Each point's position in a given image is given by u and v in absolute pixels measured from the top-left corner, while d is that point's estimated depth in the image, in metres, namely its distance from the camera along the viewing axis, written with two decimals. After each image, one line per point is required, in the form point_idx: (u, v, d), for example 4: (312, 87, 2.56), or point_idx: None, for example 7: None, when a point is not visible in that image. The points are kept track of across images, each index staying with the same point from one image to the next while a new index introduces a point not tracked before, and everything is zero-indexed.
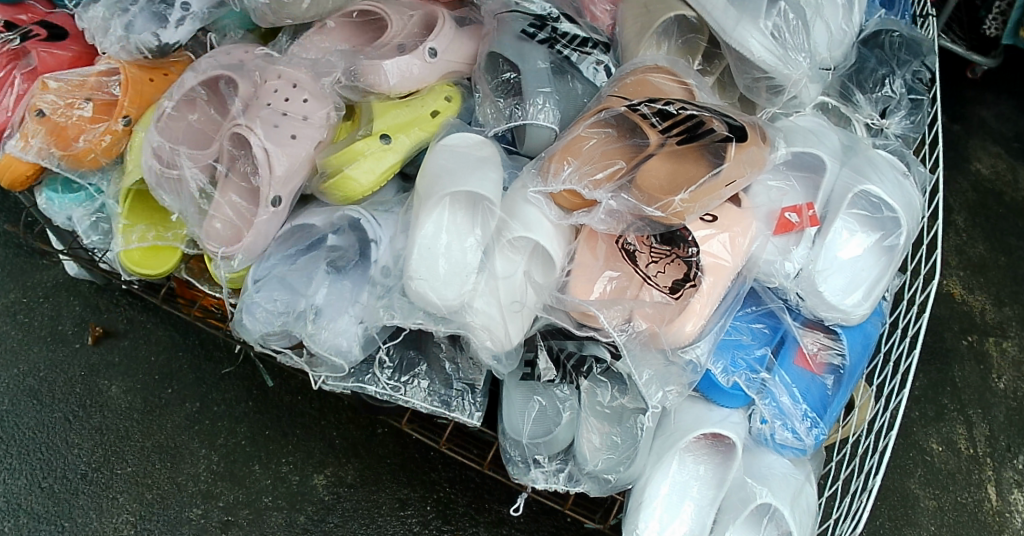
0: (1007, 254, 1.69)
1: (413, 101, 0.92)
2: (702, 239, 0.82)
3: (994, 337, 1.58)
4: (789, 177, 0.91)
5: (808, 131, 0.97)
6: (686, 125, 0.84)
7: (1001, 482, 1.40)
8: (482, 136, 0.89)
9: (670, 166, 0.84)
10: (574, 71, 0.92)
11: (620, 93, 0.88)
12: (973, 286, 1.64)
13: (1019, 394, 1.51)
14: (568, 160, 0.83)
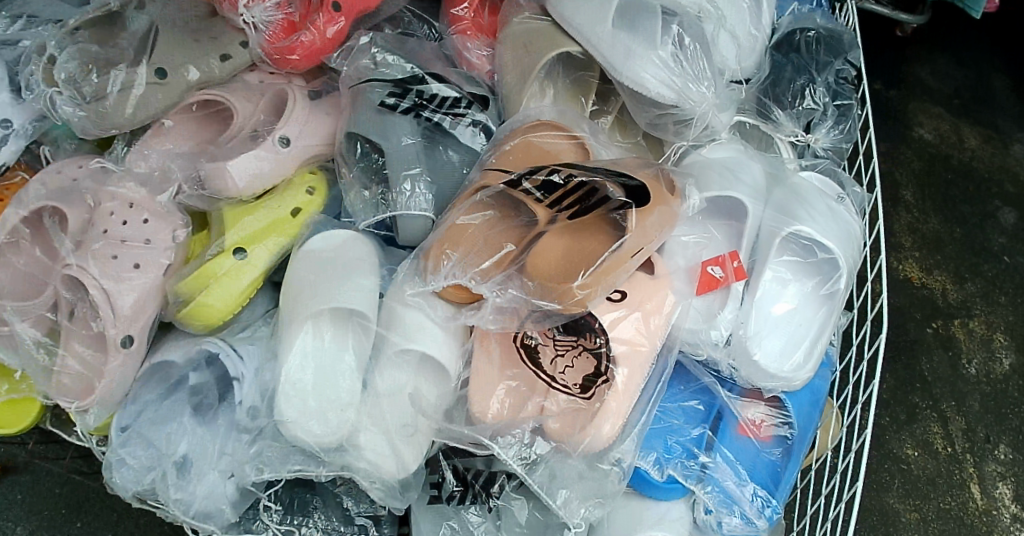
0: (961, 224, 1.61)
1: (270, 200, 0.82)
2: (611, 324, 0.71)
3: (959, 318, 1.50)
4: (708, 227, 0.81)
5: (724, 162, 0.86)
6: (575, 195, 0.72)
7: (983, 478, 1.33)
8: (351, 231, 0.80)
9: (565, 243, 0.72)
10: (447, 140, 0.80)
11: (498, 164, 0.76)
12: (931, 266, 1.55)
13: (991, 378, 1.44)
14: (447, 253, 0.72)
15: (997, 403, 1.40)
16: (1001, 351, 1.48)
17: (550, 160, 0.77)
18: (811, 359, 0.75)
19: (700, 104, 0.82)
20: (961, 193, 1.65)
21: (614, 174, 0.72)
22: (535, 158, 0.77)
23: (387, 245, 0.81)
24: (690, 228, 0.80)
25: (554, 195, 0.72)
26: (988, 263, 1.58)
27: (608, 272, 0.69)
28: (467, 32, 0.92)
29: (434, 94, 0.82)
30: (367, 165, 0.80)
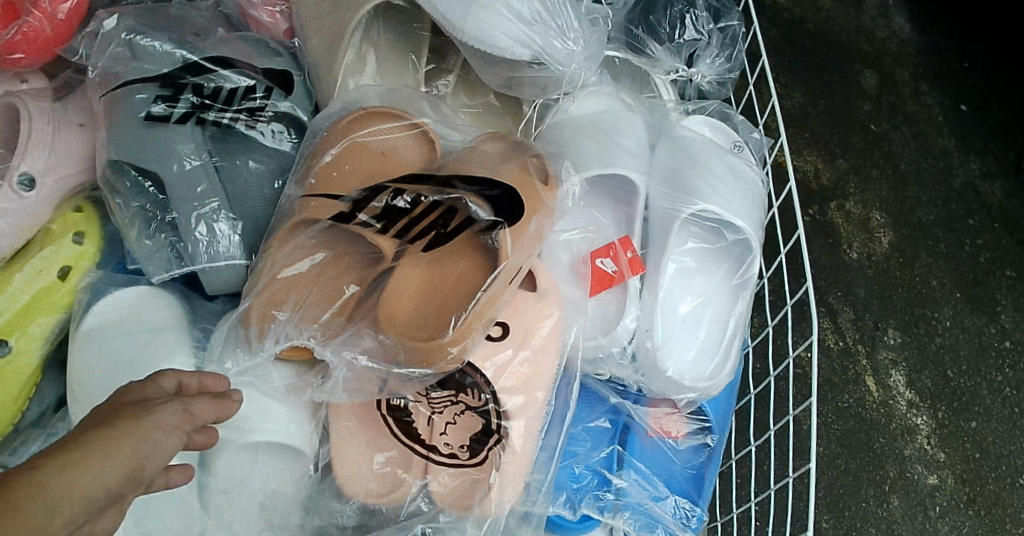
0: (829, 89, 1.44)
1: (26, 265, 0.60)
2: (496, 371, 0.58)
3: (835, 200, 1.37)
4: (594, 212, 0.68)
5: (602, 121, 0.72)
6: (428, 221, 0.56)
7: (876, 368, 1.29)
8: (140, 286, 0.61)
9: (426, 279, 0.57)
10: (247, 150, 0.61)
11: (321, 180, 0.57)
12: (802, 147, 1.37)
13: (873, 260, 1.34)
14: (275, 313, 0.55)
15: (883, 285, 1.33)
16: (879, 230, 1.36)
17: (390, 167, 0.59)
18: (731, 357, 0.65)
19: (567, 64, 0.66)
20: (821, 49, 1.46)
21: (473, 185, 0.56)
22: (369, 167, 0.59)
23: (195, 297, 0.62)
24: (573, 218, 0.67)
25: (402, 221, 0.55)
26: (857, 133, 1.42)
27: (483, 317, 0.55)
28: None
29: (214, 87, 0.61)
30: (142, 202, 0.60)
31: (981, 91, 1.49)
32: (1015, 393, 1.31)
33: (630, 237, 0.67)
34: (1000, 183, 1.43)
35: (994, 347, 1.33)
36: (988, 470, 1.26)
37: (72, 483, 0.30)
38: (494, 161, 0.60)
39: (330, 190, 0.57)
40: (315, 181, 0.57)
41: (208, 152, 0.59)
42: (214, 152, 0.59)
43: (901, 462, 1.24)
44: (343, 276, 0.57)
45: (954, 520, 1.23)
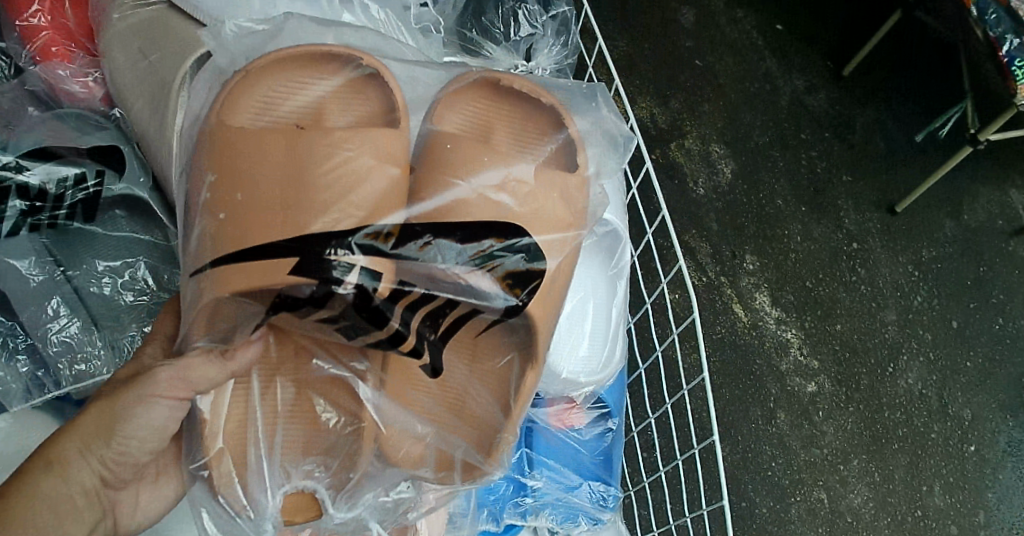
0: (649, 40, 1.67)
1: None
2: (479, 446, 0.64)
3: (675, 141, 1.58)
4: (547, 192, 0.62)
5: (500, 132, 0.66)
6: (404, 309, 0.57)
7: (740, 293, 1.44)
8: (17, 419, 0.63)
9: (412, 398, 0.64)
10: (92, 254, 0.66)
11: (252, 263, 0.54)
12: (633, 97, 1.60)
13: (719, 191, 1.55)
14: (253, 474, 0.62)
15: (732, 215, 1.53)
16: (721, 161, 1.58)
17: (307, 200, 0.57)
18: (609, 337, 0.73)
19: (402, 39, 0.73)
20: (634, 3, 1.70)
21: (481, 269, 0.58)
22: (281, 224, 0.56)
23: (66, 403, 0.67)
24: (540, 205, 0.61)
25: (369, 322, 0.57)
26: (683, 71, 1.66)
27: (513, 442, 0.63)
28: (50, 48, 0.72)
29: (40, 188, 0.64)
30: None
31: (788, 10, 1.79)
32: (869, 288, 1.51)
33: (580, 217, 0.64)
34: (825, 92, 1.72)
35: (845, 250, 1.55)
36: (859, 364, 1.41)
37: (58, 482, 0.54)
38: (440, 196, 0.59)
39: (258, 281, 0.54)
40: (244, 279, 0.54)
41: (54, 262, 0.65)
42: (61, 260, 0.65)
43: (781, 378, 1.36)
44: (355, 405, 0.64)
45: (837, 420, 1.34)
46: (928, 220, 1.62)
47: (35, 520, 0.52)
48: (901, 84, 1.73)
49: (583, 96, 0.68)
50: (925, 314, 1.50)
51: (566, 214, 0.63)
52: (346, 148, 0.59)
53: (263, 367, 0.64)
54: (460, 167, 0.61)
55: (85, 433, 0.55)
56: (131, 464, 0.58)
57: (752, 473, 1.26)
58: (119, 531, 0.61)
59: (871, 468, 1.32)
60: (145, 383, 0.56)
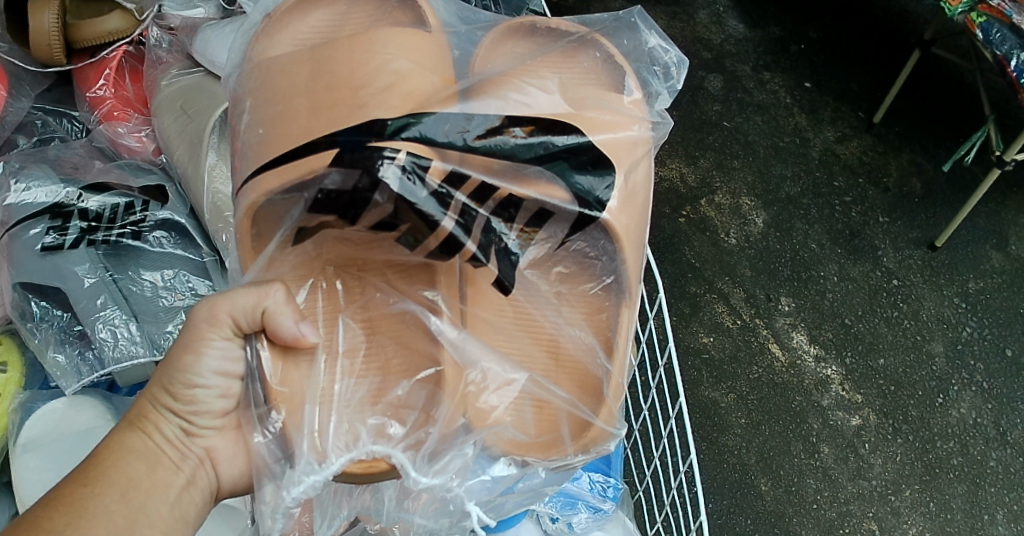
0: (675, 106, 1.72)
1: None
2: (576, 400, 0.67)
3: (705, 197, 1.58)
4: (604, 102, 0.65)
5: (539, 49, 0.70)
6: (469, 198, 0.57)
7: (777, 334, 1.41)
8: (73, 411, 0.70)
9: (489, 338, 0.66)
10: (137, 262, 0.72)
11: (284, 166, 0.58)
12: (662, 158, 1.62)
13: (752, 240, 1.53)
14: (322, 426, 0.61)
15: (764, 261, 1.50)
16: (752, 213, 1.57)
17: (338, 95, 0.61)
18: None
19: None
20: None
21: (550, 171, 0.60)
22: (320, 125, 0.60)
23: (115, 395, 0.73)
24: (602, 107, 0.65)
25: (424, 224, 0.57)
26: (711, 133, 1.69)
27: (622, 389, 0.67)
28: (113, 113, 0.83)
29: (98, 213, 0.73)
30: (52, 323, 0.71)
31: (816, 69, 1.84)
32: (913, 323, 1.46)
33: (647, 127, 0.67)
34: (857, 141, 1.72)
35: (885, 287, 1.50)
36: (907, 396, 1.37)
37: (132, 441, 0.57)
38: (503, 96, 0.62)
39: (292, 177, 0.58)
40: (287, 183, 0.58)
41: (105, 268, 0.71)
42: (110, 267, 0.71)
43: (822, 413, 1.33)
44: (432, 346, 0.65)
45: (886, 451, 1.31)
46: (972, 253, 1.58)
47: (127, 471, 0.56)
48: (933, 124, 1.75)
49: (625, 25, 0.72)
50: (977, 344, 1.45)
51: (610, 108, 0.65)
52: (376, 52, 0.64)
53: (327, 307, 0.66)
54: (515, 73, 0.65)
55: (155, 394, 0.59)
56: (206, 414, 0.60)
57: (796, 507, 1.24)
58: (227, 485, 0.62)
59: (925, 497, 1.28)
60: (189, 330, 0.59)
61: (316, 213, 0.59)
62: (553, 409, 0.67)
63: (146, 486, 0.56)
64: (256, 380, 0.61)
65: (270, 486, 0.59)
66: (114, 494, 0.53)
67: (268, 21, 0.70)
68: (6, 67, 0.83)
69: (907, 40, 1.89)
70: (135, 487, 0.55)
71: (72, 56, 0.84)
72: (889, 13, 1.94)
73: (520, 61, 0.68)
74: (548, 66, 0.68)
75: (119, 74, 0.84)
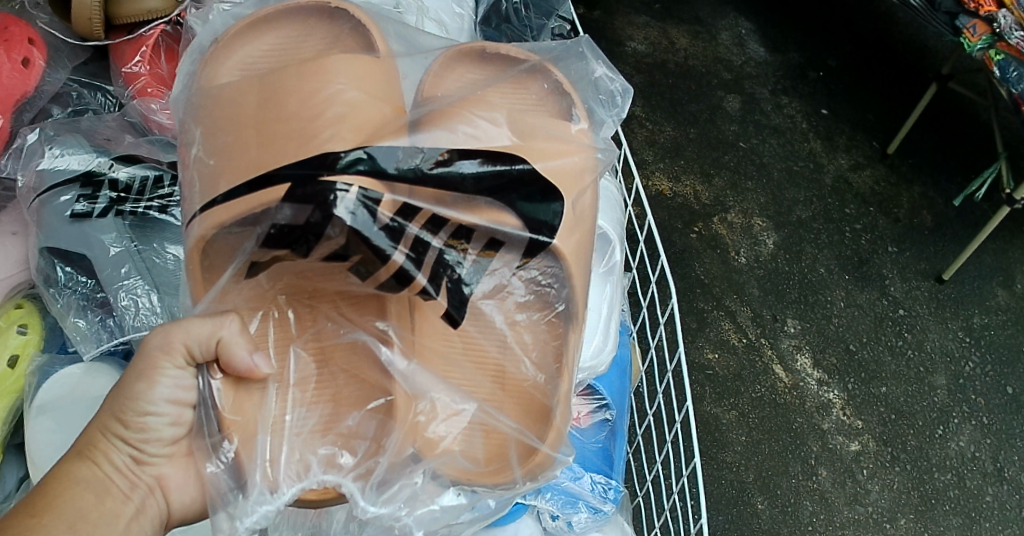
0: (694, 124, 1.73)
1: (11, 321, 0.75)
2: (524, 428, 0.67)
3: (717, 216, 1.59)
4: (549, 132, 0.68)
5: (487, 80, 0.74)
6: (422, 230, 0.58)
7: (782, 355, 1.42)
8: (90, 376, 0.71)
9: (441, 371, 0.67)
10: (162, 236, 0.74)
11: (236, 204, 0.57)
12: (677, 174, 1.63)
13: (761, 261, 1.54)
14: (270, 454, 0.62)
15: (772, 282, 1.51)
16: (763, 234, 1.58)
17: (285, 123, 0.62)
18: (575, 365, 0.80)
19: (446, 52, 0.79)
20: (682, 93, 1.78)
21: (491, 200, 0.61)
22: (279, 154, 0.60)
23: (131, 365, 0.74)
24: (547, 136, 0.68)
25: (375, 257, 0.56)
26: (727, 153, 1.70)
27: (569, 412, 0.67)
28: (146, 89, 0.84)
29: (127, 184, 0.75)
30: (75, 289, 0.72)
31: (833, 96, 1.86)
32: (917, 353, 1.47)
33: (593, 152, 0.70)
34: (870, 170, 1.73)
35: (890, 316, 1.51)
36: (907, 426, 1.38)
37: (80, 470, 0.55)
38: (449, 130, 0.64)
39: (246, 210, 0.57)
40: (237, 217, 0.57)
41: (130, 238, 0.72)
42: (135, 238, 0.72)
43: (822, 437, 1.34)
44: (385, 378, 0.66)
45: (883, 479, 1.31)
46: (979, 289, 1.58)
47: (75, 503, 0.54)
48: (946, 159, 1.76)
49: (574, 54, 0.78)
50: (979, 379, 1.46)
51: (562, 136, 0.69)
52: (330, 77, 0.65)
53: (279, 335, 0.66)
54: (460, 107, 0.68)
55: (101, 422, 0.57)
56: (155, 441, 0.59)
57: (791, 528, 1.24)
58: (179, 513, 0.60)
59: (920, 527, 1.28)
60: (139, 359, 0.57)
61: (268, 246, 0.58)
62: (501, 436, 0.67)
63: (97, 517, 0.54)
64: (208, 406, 0.60)
65: (225, 517, 0.59)
66: (62, 525, 0.52)
67: (216, 43, 0.71)
68: (47, 38, 0.85)
69: (925, 74, 1.91)
70: (83, 519, 0.53)
71: (110, 32, 0.85)
72: (909, 47, 1.96)
73: (471, 89, 0.72)
74: (493, 100, 0.71)
75: (155, 52, 0.86)
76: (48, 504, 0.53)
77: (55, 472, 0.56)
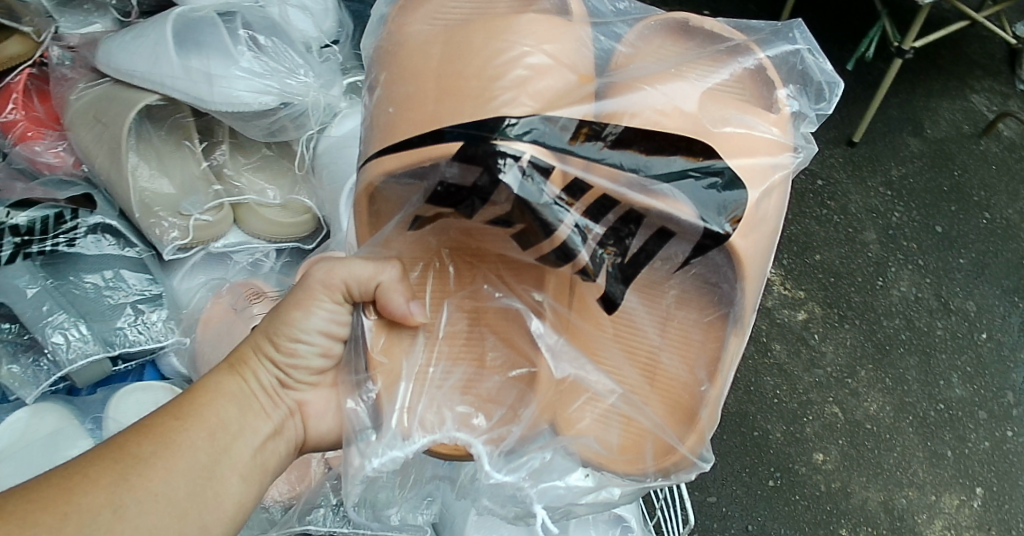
0: None
1: None
2: (664, 425, 0.70)
3: None
4: (744, 116, 0.66)
5: (686, 51, 0.72)
6: (585, 208, 0.61)
7: None
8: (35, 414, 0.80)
9: (585, 344, 0.71)
10: (75, 269, 0.85)
11: (407, 153, 0.62)
12: None
13: None
14: (414, 408, 0.68)
15: None
16: None
17: (455, 89, 0.65)
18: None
19: (306, 94, 0.89)
20: None
21: (673, 186, 0.61)
22: (419, 126, 0.63)
23: (76, 397, 0.85)
24: (738, 122, 0.65)
25: (539, 227, 0.61)
26: None
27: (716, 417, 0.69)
28: (27, 133, 0.90)
29: (29, 228, 0.83)
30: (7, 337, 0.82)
31: None
32: (842, 216, 1.52)
33: (782, 141, 0.66)
34: None
35: (811, 188, 1.55)
36: (847, 285, 1.43)
37: (223, 384, 0.62)
38: (636, 100, 0.64)
39: (414, 162, 0.62)
40: (405, 169, 0.63)
41: (44, 277, 0.83)
42: (48, 276, 0.83)
43: (767, 314, 1.39)
44: (531, 346, 0.72)
45: (835, 339, 1.37)
46: (890, 143, 1.63)
47: (219, 412, 0.61)
48: (836, 28, 1.79)
49: (777, 35, 0.72)
50: (907, 227, 1.52)
51: (752, 125, 0.65)
52: (511, 37, 0.67)
53: (440, 293, 0.72)
54: (648, 79, 0.67)
55: (255, 342, 0.65)
56: (304, 369, 0.66)
57: (757, 405, 1.29)
58: (312, 438, 0.68)
59: (880, 375, 1.35)
60: (301, 289, 0.65)
61: (439, 205, 0.64)
62: (640, 428, 0.71)
63: (233, 429, 0.60)
64: (360, 350, 0.68)
65: (355, 453, 0.65)
66: (200, 434, 0.58)
67: (392, 33, 0.73)
68: None
69: None
70: (224, 427, 0.60)
71: None
72: None
73: (669, 63, 0.70)
74: (688, 70, 0.68)
75: (26, 96, 0.93)
76: (193, 410, 0.59)
77: (203, 381, 0.63)
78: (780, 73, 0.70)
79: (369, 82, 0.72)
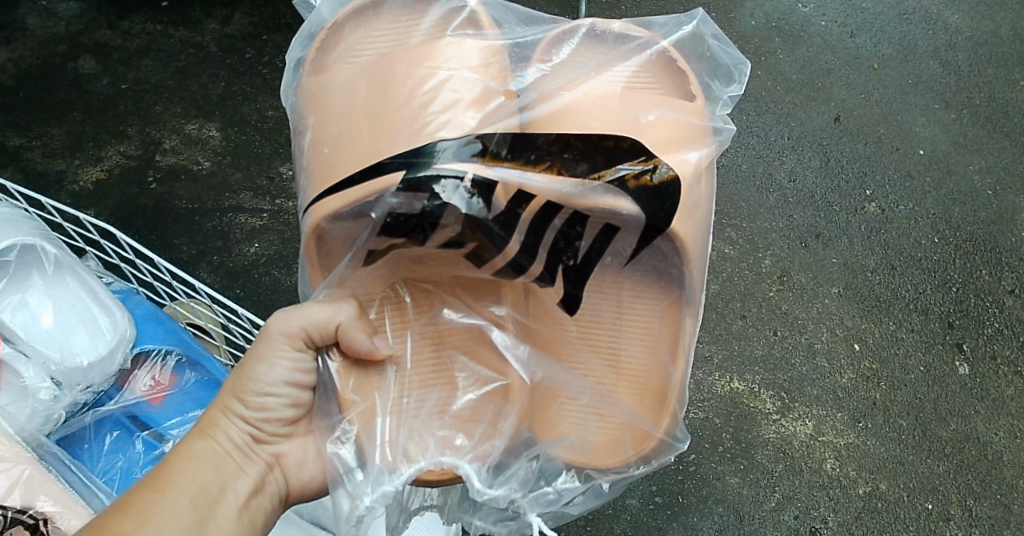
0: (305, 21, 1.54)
1: None
2: (635, 413, 0.73)
3: None
4: (660, 106, 0.69)
5: (599, 53, 0.74)
6: (532, 212, 0.63)
7: None
8: None
9: (548, 348, 0.73)
10: None
11: (355, 189, 0.63)
12: None
13: None
14: (397, 440, 0.68)
15: None
16: None
17: (387, 119, 0.66)
18: (42, 426, 0.74)
19: None
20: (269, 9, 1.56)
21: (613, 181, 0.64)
22: (364, 156, 0.65)
23: None
24: (659, 112, 0.68)
25: (490, 242, 0.64)
26: None
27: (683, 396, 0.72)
28: None
29: None
30: None
31: None
32: None
33: (702, 123, 0.69)
34: None
35: None
36: None
37: (191, 449, 0.62)
38: (558, 112, 0.66)
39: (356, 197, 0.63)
40: (350, 205, 0.63)
41: None
42: None
43: None
44: (499, 360, 0.73)
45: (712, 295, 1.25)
46: None
47: (195, 477, 0.60)
48: None
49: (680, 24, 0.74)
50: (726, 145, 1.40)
51: (671, 115, 0.68)
52: (420, 64, 0.69)
53: (400, 322, 0.72)
54: (566, 86, 0.69)
55: (219, 404, 0.64)
56: (276, 421, 0.66)
57: None
58: (296, 488, 0.67)
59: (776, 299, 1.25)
60: (262, 343, 0.64)
61: (388, 237, 0.64)
62: (615, 422, 0.73)
63: (213, 492, 0.60)
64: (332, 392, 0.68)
65: (347, 496, 0.66)
66: (183, 499, 0.58)
67: (307, 70, 0.74)
68: None
69: None
70: (202, 491, 0.60)
71: None
72: None
73: (580, 66, 0.72)
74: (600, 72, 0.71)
75: None
76: (168, 480, 0.59)
77: (173, 451, 0.62)
78: (688, 59, 0.73)
79: (294, 120, 0.73)
